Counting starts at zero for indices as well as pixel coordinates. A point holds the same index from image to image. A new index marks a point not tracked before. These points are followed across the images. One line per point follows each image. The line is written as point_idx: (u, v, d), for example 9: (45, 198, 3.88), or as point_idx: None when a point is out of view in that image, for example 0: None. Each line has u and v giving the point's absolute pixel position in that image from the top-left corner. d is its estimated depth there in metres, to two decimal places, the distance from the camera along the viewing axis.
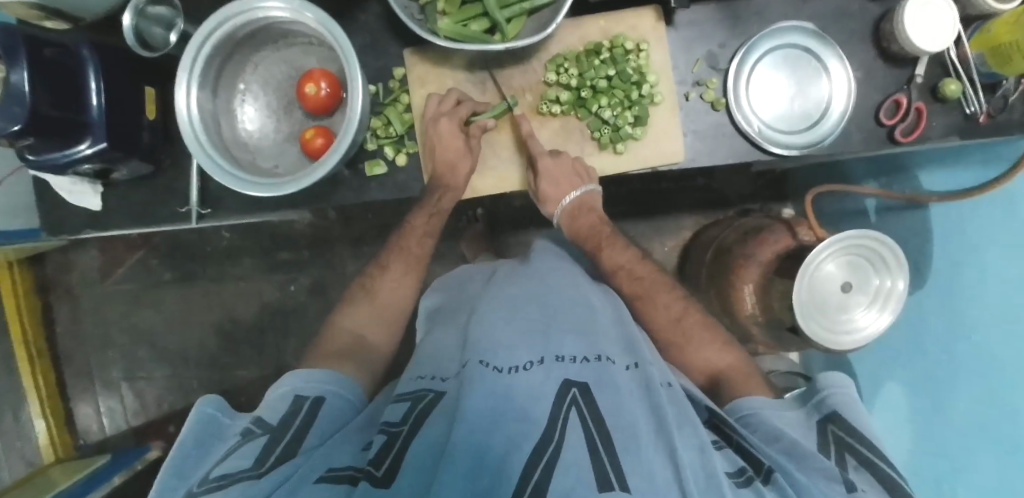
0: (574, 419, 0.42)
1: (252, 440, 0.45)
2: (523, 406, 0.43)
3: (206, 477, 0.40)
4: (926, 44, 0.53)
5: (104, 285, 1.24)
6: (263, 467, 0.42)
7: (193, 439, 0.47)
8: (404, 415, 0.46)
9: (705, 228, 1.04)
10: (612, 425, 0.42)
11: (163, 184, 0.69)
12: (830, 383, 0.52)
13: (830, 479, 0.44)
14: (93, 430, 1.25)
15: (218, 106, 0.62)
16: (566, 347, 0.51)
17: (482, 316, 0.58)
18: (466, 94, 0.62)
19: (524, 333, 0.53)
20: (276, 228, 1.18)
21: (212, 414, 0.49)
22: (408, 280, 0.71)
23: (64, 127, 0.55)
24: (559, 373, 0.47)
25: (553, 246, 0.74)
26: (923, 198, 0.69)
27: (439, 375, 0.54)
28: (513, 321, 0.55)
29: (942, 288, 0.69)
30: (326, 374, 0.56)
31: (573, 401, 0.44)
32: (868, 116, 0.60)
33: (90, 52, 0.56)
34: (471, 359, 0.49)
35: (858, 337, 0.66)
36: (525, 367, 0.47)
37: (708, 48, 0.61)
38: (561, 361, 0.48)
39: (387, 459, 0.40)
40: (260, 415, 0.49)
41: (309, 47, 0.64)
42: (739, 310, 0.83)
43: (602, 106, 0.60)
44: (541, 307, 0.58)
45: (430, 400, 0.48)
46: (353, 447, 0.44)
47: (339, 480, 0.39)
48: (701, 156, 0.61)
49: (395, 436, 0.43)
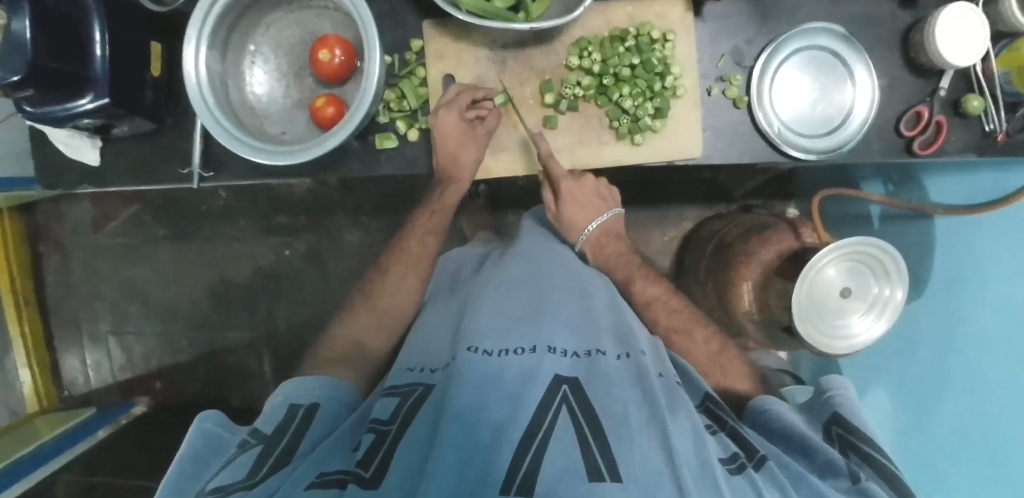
0: (564, 411, 0.42)
1: (248, 450, 0.44)
2: (513, 397, 0.43)
3: (205, 489, 0.40)
4: (956, 58, 0.53)
5: (95, 237, 1.22)
6: (256, 477, 0.41)
7: (193, 455, 0.46)
8: (393, 412, 0.46)
9: (705, 221, 1.04)
10: (600, 413, 0.43)
11: (166, 143, 0.67)
12: (835, 388, 0.55)
13: (834, 472, 0.45)
14: (80, 382, 1.25)
15: (227, 68, 0.60)
16: (558, 338, 0.51)
17: (476, 303, 0.58)
18: (466, 86, 0.59)
19: (515, 322, 0.53)
20: (273, 191, 1.16)
21: (213, 430, 0.49)
22: (408, 263, 0.71)
23: (66, 81, 0.53)
24: (551, 364, 0.47)
25: (540, 228, 0.74)
26: (929, 208, 0.70)
27: (430, 368, 0.54)
28: (504, 310, 0.55)
29: (939, 300, 0.70)
30: (319, 381, 0.55)
31: (564, 397, 0.44)
32: (888, 125, 0.60)
33: (97, 4, 0.53)
34: (461, 350, 0.50)
35: (854, 342, 0.68)
36: (515, 352, 0.48)
37: (735, 43, 0.59)
38: (553, 353, 0.49)
39: (376, 459, 0.40)
40: (255, 426, 0.48)
41: (324, 12, 0.62)
42: (736, 307, 0.83)
43: (623, 95, 0.58)
44: (534, 293, 0.58)
45: (419, 395, 0.48)
46: (344, 448, 0.44)
47: (329, 485, 0.39)
48: (718, 153, 0.60)
49: (385, 435, 0.43)
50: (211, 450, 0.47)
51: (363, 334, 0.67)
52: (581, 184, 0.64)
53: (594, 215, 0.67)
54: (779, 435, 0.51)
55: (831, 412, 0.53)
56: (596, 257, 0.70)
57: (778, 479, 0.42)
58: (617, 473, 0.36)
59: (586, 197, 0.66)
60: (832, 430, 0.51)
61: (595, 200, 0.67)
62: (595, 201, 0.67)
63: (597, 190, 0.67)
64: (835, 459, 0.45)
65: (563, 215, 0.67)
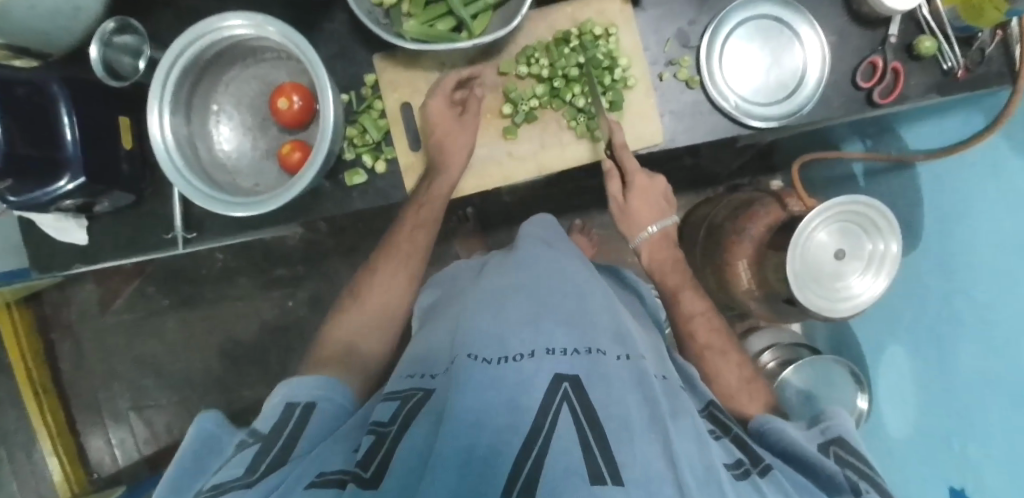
0: (566, 411, 0.41)
1: (246, 448, 0.44)
2: (513, 403, 0.42)
3: (203, 488, 0.40)
4: (898, 2, 0.53)
5: (103, 317, 1.24)
6: (255, 474, 0.40)
7: (194, 453, 0.46)
8: (393, 415, 0.45)
9: (695, 206, 1.02)
10: (602, 417, 0.41)
11: (149, 212, 0.69)
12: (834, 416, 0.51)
13: (834, 488, 0.43)
14: (106, 462, 1.25)
15: (193, 130, 0.62)
16: (557, 338, 0.50)
17: (472, 311, 0.56)
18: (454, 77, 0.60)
19: (514, 324, 0.52)
20: (269, 244, 1.18)
21: (213, 431, 0.48)
22: (407, 249, 0.68)
23: (42, 166, 0.55)
24: (550, 366, 0.46)
25: (538, 231, 0.71)
26: (909, 156, 0.69)
27: (430, 374, 0.52)
28: (501, 315, 0.53)
29: (935, 246, 0.69)
30: (319, 380, 0.54)
31: (565, 396, 0.43)
32: (845, 80, 0.60)
33: (61, 89, 0.56)
34: (461, 357, 0.48)
35: (854, 303, 0.67)
36: (514, 357, 0.47)
37: (678, 26, 0.60)
38: (551, 354, 0.47)
39: (376, 459, 0.39)
40: (254, 426, 0.48)
41: (278, 62, 0.64)
42: (735, 287, 0.82)
43: (575, 94, 0.59)
44: (529, 296, 0.56)
45: (417, 401, 0.47)
46: (342, 448, 0.42)
47: (327, 484, 0.37)
48: (680, 136, 0.60)
49: (385, 434, 0.42)
50: (212, 452, 0.47)
51: (353, 337, 0.64)
52: (652, 183, 0.65)
53: (655, 218, 0.67)
54: (779, 452, 0.48)
55: (827, 435, 0.49)
56: (647, 257, 0.69)
57: (784, 486, 0.41)
58: (618, 477, 0.35)
59: (654, 196, 0.66)
60: (830, 448, 0.48)
61: (660, 204, 0.67)
62: (659, 204, 0.67)
63: (663, 197, 0.68)
64: (835, 471, 0.43)
65: (628, 207, 0.66)
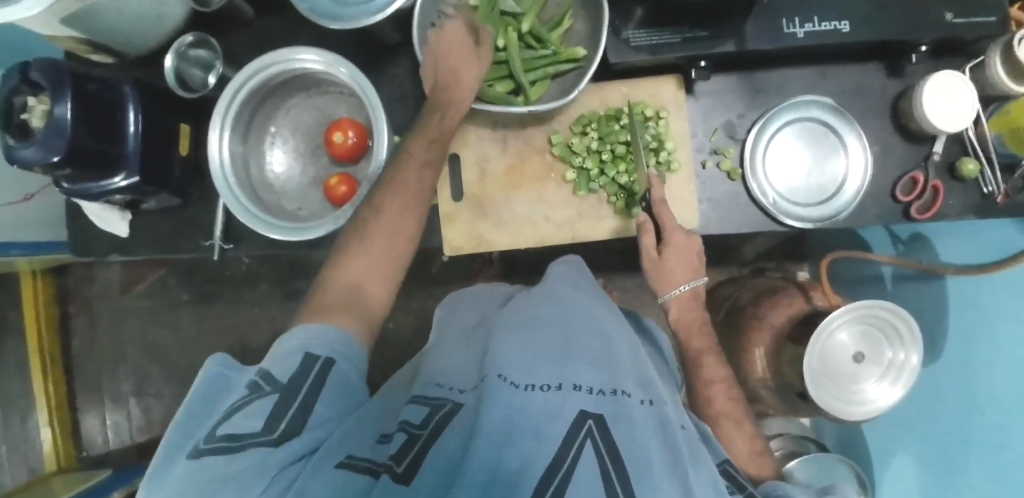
0: (589, 448, 0.34)
1: (261, 397, 0.41)
2: (538, 431, 0.35)
3: (215, 436, 0.38)
4: (946, 124, 0.54)
5: (122, 299, 1.26)
6: (276, 433, 0.38)
7: (200, 396, 0.43)
8: (427, 417, 0.41)
9: (717, 284, 0.99)
10: (626, 458, 0.34)
11: (191, 217, 0.71)
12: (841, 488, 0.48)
13: None
14: (97, 442, 1.26)
15: (249, 149, 0.64)
16: (585, 373, 0.42)
17: (501, 327, 0.50)
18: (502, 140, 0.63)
19: (539, 349, 0.44)
20: (294, 258, 1.20)
21: (221, 371, 0.44)
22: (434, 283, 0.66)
23: (103, 161, 0.58)
24: (576, 400, 0.38)
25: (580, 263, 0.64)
26: (939, 268, 0.70)
27: (459, 387, 0.46)
28: (528, 336, 0.46)
29: (956, 364, 0.69)
30: (331, 332, 0.49)
31: (589, 434, 0.35)
32: (884, 191, 0.61)
33: (132, 90, 0.59)
34: (491, 377, 0.41)
35: (870, 407, 0.66)
36: (542, 387, 0.39)
37: (727, 117, 0.62)
38: (578, 390, 0.39)
39: (410, 454, 0.36)
40: (266, 369, 0.44)
41: (340, 96, 0.67)
42: (750, 373, 0.82)
43: (620, 171, 0.61)
44: (559, 325, 0.48)
45: (448, 411, 0.41)
46: (369, 436, 0.40)
47: (360, 470, 0.36)
48: (715, 223, 0.61)
49: (416, 437, 0.38)
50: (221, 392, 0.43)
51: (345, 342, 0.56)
52: (690, 239, 0.58)
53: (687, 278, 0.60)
54: None
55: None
56: (674, 314, 0.63)
57: None
58: None
59: (691, 256, 0.60)
60: None
61: (696, 263, 0.60)
62: (694, 262, 0.60)
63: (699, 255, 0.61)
64: None
65: (660, 264, 0.59)
